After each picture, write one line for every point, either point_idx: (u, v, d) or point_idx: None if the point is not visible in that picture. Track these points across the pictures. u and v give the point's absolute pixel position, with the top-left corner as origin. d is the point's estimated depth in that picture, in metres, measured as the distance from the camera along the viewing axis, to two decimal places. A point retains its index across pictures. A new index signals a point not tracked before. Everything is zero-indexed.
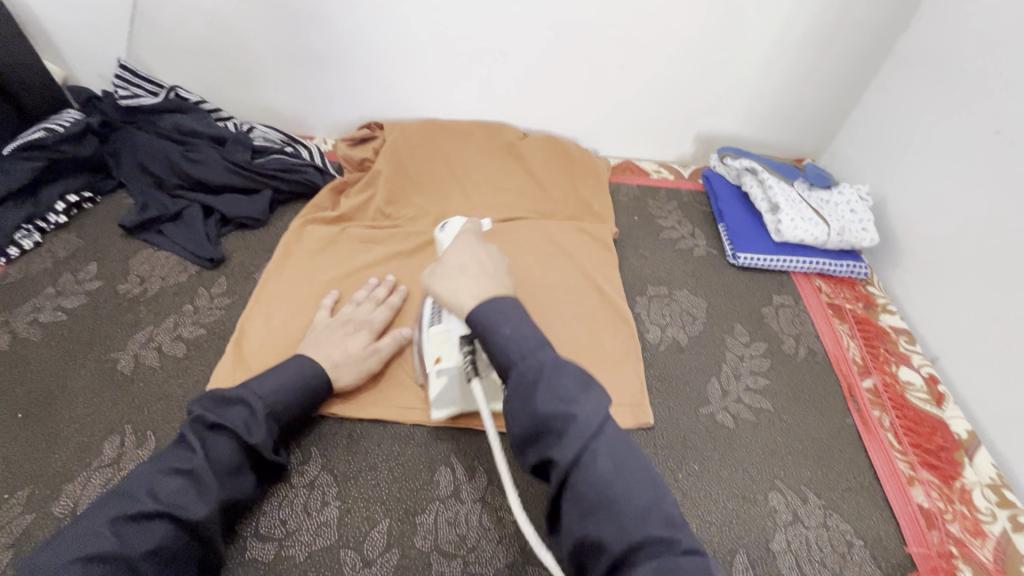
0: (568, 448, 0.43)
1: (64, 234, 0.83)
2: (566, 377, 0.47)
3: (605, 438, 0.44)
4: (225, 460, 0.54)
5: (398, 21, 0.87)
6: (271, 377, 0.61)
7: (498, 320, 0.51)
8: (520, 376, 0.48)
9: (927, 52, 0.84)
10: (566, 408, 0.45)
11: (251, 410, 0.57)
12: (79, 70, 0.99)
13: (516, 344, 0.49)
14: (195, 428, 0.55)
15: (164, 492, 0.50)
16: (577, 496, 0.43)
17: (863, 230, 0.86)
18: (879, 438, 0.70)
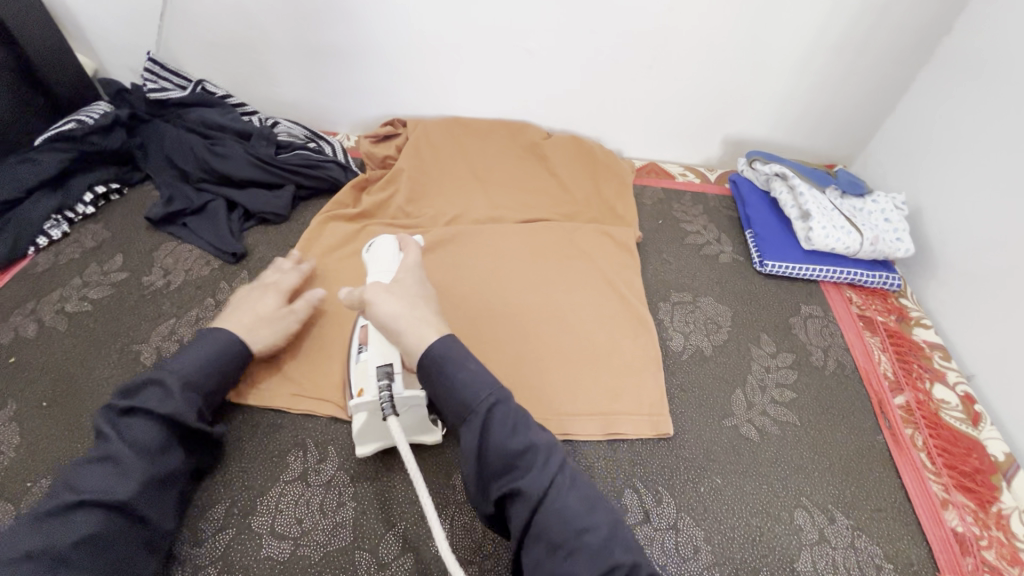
0: (536, 478, 0.49)
1: (91, 225, 0.84)
2: (527, 423, 0.52)
3: (569, 484, 0.50)
4: (147, 441, 0.53)
5: (423, 17, 0.86)
6: (191, 356, 0.59)
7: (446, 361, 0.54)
8: (485, 423, 0.51)
9: (971, 57, 0.81)
10: (523, 443, 0.50)
11: (165, 388, 0.56)
12: (110, 63, 1.00)
13: (484, 383, 0.53)
14: (109, 416, 0.54)
15: (84, 483, 0.49)
16: (542, 533, 0.47)
17: (897, 241, 0.84)
18: (911, 457, 0.68)
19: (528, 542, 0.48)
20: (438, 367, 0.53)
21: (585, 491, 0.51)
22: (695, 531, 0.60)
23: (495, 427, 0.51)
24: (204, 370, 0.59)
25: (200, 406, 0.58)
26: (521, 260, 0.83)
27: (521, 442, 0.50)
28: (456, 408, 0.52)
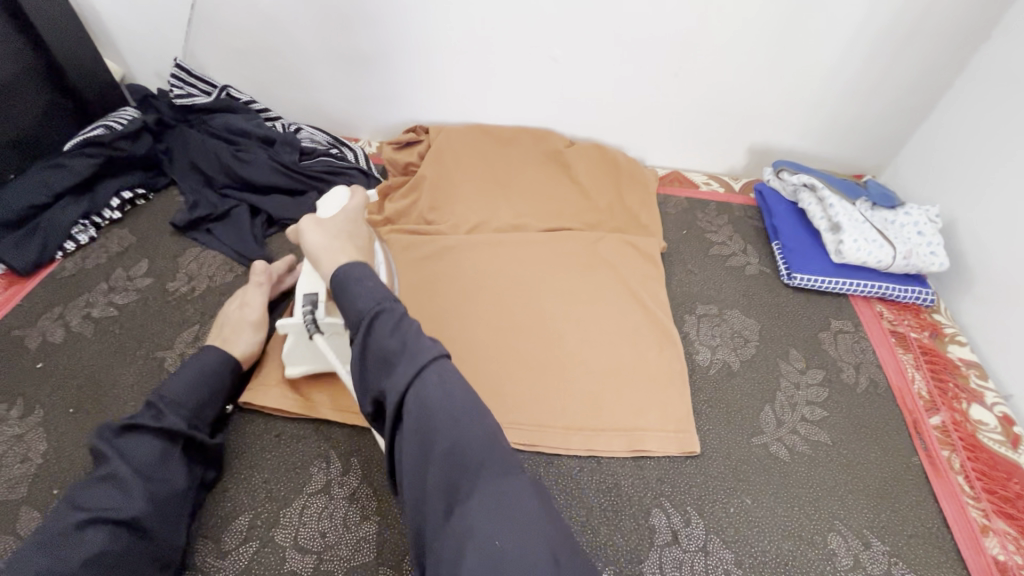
0: (400, 378, 0.44)
1: (118, 230, 0.84)
2: (406, 326, 0.47)
3: (439, 370, 0.45)
4: (147, 457, 0.54)
5: (449, 25, 0.86)
6: (179, 375, 0.60)
7: (350, 280, 0.51)
8: (365, 326, 0.48)
9: (1009, 67, 0.78)
10: (396, 343, 0.46)
11: (158, 407, 0.57)
12: (138, 69, 1.01)
13: (370, 295, 0.49)
14: (101, 438, 0.53)
15: (90, 502, 0.50)
16: (406, 421, 0.44)
17: (932, 254, 0.81)
18: (948, 480, 0.66)
19: (399, 434, 0.44)
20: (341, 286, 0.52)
21: (457, 387, 0.45)
22: (726, 553, 0.58)
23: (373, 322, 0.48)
24: (192, 387, 0.59)
25: (191, 419, 0.58)
26: (545, 272, 0.82)
27: (397, 341, 0.46)
28: (350, 316, 0.50)
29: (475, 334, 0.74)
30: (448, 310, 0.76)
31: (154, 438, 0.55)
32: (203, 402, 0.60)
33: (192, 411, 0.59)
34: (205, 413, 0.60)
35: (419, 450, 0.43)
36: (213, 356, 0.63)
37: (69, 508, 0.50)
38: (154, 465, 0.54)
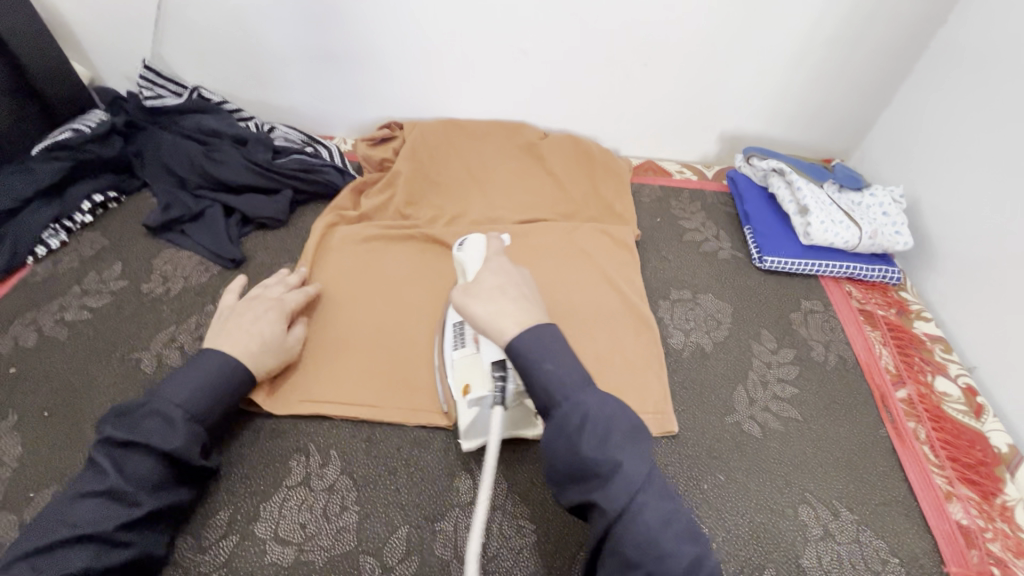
0: (616, 499, 0.45)
1: (89, 233, 0.83)
2: (614, 431, 0.48)
3: (648, 486, 0.46)
4: (143, 476, 0.52)
5: (419, 20, 0.86)
6: (191, 381, 0.57)
7: (539, 356, 0.51)
8: (562, 422, 0.48)
9: (967, 48, 0.80)
10: (609, 456, 0.46)
11: (169, 420, 0.54)
12: (106, 71, 1.00)
13: (557, 381, 0.50)
14: (107, 450, 0.52)
15: (77, 517, 0.49)
16: (617, 550, 0.45)
17: (896, 234, 0.84)
18: (915, 450, 0.68)
19: (606, 552, 0.46)
20: (522, 367, 0.52)
21: (664, 500, 0.47)
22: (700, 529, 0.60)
23: (581, 425, 0.48)
24: (203, 398, 0.57)
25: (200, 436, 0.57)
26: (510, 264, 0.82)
27: (603, 459, 0.46)
28: (539, 399, 0.51)
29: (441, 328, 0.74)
30: (410, 306, 0.76)
31: (147, 455, 0.53)
32: (214, 417, 0.58)
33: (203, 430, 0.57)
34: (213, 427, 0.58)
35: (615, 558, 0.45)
36: (222, 361, 0.60)
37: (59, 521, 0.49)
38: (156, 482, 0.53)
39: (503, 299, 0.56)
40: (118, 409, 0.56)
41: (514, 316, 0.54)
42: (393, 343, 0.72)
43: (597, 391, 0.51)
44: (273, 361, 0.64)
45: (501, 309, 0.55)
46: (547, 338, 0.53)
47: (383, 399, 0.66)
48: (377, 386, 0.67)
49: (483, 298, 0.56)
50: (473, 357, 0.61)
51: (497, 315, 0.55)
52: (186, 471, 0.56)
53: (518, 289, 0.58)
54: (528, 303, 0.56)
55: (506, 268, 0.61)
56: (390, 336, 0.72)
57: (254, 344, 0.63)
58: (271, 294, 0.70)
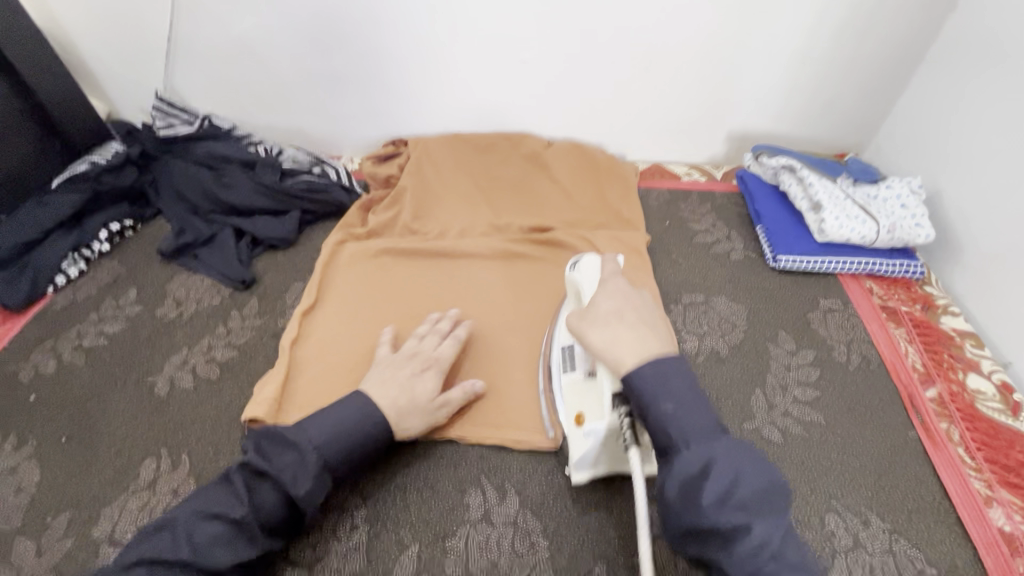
0: (737, 561, 0.42)
1: (107, 261, 0.86)
2: (744, 490, 0.43)
3: (779, 557, 0.42)
4: (270, 512, 0.52)
5: (419, 37, 0.87)
6: (327, 419, 0.56)
7: (657, 393, 0.49)
8: (678, 470, 0.45)
9: (983, 31, 0.77)
10: (736, 521, 0.43)
11: (305, 459, 0.53)
12: (122, 104, 1.04)
13: (680, 429, 0.47)
14: (244, 474, 0.53)
15: (200, 541, 0.49)
16: None
17: (917, 226, 0.80)
18: (948, 452, 0.65)
19: None
20: (641, 406, 0.49)
21: (800, 568, 0.42)
22: None
23: (702, 472, 0.44)
24: (338, 440, 0.55)
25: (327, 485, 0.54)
26: (518, 275, 0.82)
27: (728, 518, 0.43)
28: (659, 441, 0.48)
29: None
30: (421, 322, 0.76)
31: (275, 490, 0.52)
32: (342, 466, 0.55)
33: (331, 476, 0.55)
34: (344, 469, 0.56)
35: None
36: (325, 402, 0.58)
37: (177, 538, 0.49)
38: (277, 520, 0.52)
39: (620, 327, 0.54)
40: (270, 429, 0.56)
41: (635, 346, 0.52)
42: None
43: (729, 442, 0.46)
44: (416, 422, 0.61)
45: (619, 337, 0.53)
46: (673, 371, 0.49)
47: None
48: None
49: (599, 327, 0.54)
50: (586, 385, 0.60)
51: (614, 343, 0.53)
52: (306, 517, 0.54)
53: (636, 313, 0.55)
54: (645, 329, 0.53)
55: (630, 297, 0.58)
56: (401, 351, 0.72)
57: (401, 398, 0.60)
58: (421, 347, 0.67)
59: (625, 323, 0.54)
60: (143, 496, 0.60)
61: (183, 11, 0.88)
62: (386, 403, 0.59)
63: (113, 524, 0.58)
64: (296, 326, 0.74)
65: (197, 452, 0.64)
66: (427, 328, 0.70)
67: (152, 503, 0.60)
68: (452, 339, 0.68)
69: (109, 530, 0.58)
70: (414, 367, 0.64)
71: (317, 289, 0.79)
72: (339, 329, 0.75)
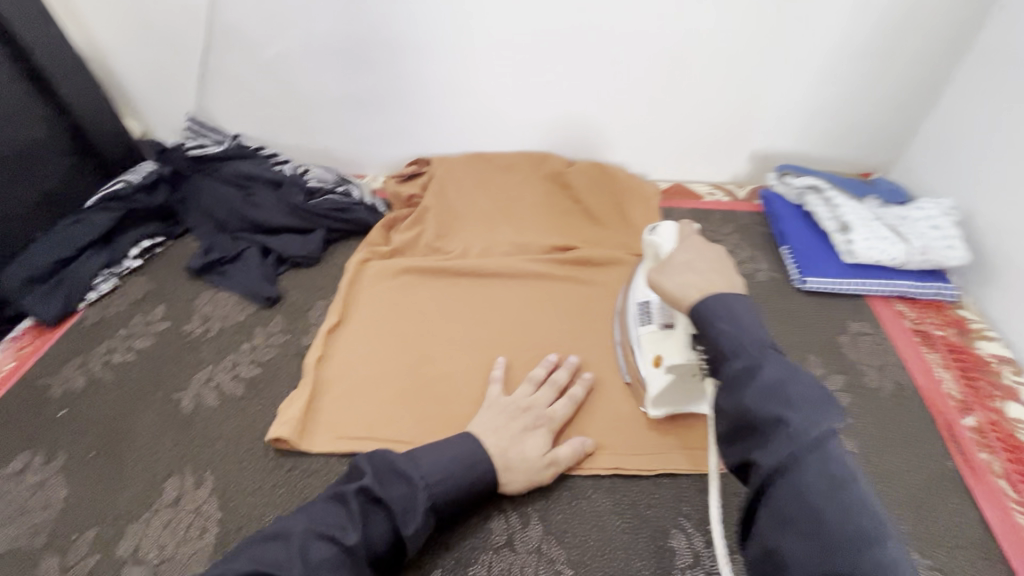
0: (770, 455, 0.40)
1: (137, 277, 0.88)
2: (787, 393, 0.41)
3: (821, 453, 0.39)
4: (377, 542, 0.51)
5: (443, 58, 0.89)
6: (437, 454, 0.56)
7: (717, 316, 0.47)
8: (726, 373, 0.44)
9: (1012, 51, 0.76)
10: (773, 413, 0.41)
11: (416, 492, 0.53)
12: (155, 125, 1.07)
13: (734, 338, 0.46)
14: (361, 499, 0.52)
15: (314, 560, 0.48)
16: (774, 507, 0.39)
17: (949, 248, 0.79)
18: (990, 485, 0.62)
19: (762, 514, 0.40)
20: (697, 319, 0.49)
21: (845, 474, 0.39)
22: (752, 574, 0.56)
23: (745, 374, 0.43)
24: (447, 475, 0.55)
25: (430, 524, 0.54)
26: (542, 295, 0.82)
27: (770, 412, 0.41)
28: (713, 353, 0.47)
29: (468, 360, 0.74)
30: (443, 342, 0.76)
31: (387, 519, 0.52)
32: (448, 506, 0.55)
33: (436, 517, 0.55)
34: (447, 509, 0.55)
35: (773, 526, 0.39)
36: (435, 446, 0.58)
37: (291, 553, 0.48)
38: (381, 552, 0.52)
39: (692, 273, 0.52)
40: (384, 455, 0.57)
41: (701, 285, 0.51)
42: (424, 379, 0.72)
43: (780, 360, 0.44)
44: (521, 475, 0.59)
45: (687, 279, 0.52)
46: (738, 305, 0.48)
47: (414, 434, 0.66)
48: (415, 424, 0.67)
49: (669, 274, 0.54)
50: (664, 334, 0.63)
51: (685, 285, 0.51)
52: (406, 554, 0.54)
53: (706, 261, 0.54)
54: (717, 274, 0.52)
55: (704, 249, 0.56)
56: (425, 370, 0.73)
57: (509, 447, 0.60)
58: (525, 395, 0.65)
59: (700, 269, 0.53)
60: (167, 513, 0.61)
61: (217, 39, 0.91)
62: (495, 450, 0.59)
63: (137, 542, 0.59)
64: (320, 345, 0.74)
65: (221, 470, 0.64)
66: (544, 375, 0.68)
67: (176, 520, 0.60)
68: (567, 398, 0.66)
69: (133, 548, 0.58)
70: (526, 419, 0.63)
71: (342, 309, 0.79)
72: (362, 348, 0.75)
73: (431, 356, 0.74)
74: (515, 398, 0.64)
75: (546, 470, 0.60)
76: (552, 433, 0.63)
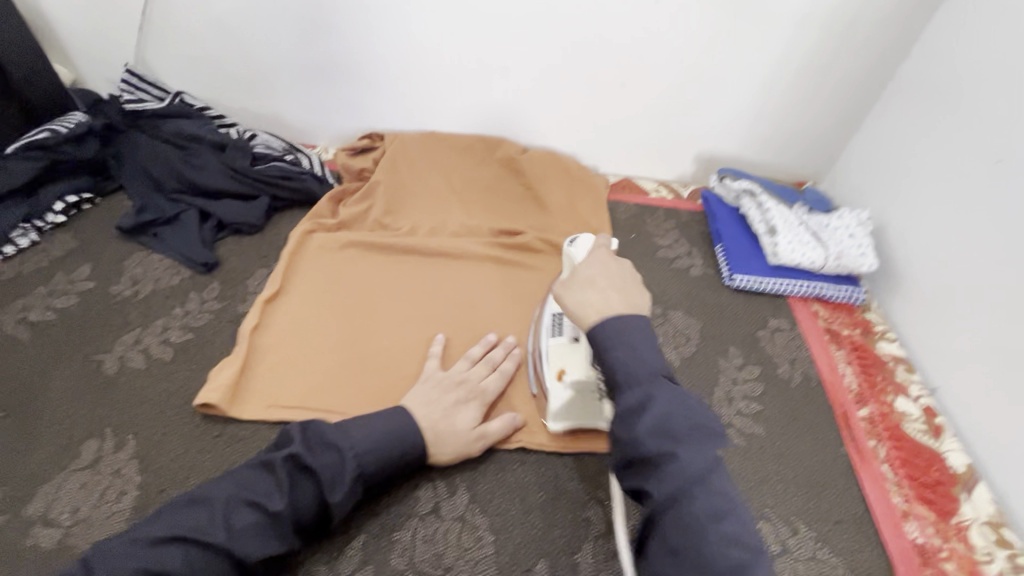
0: (663, 486, 0.44)
1: (61, 233, 0.83)
2: (677, 427, 0.45)
3: (706, 489, 0.43)
4: (304, 509, 0.52)
5: (401, 32, 0.88)
6: (368, 423, 0.57)
7: (613, 341, 0.49)
8: (620, 408, 0.47)
9: (929, 78, 0.83)
10: (666, 449, 0.44)
11: (343, 459, 0.54)
12: (88, 74, 1.01)
13: (635, 365, 0.48)
14: (287, 465, 0.53)
15: (237, 526, 0.49)
16: (664, 538, 0.44)
17: (862, 255, 0.85)
18: (874, 469, 0.69)
19: (653, 538, 0.45)
20: (597, 346, 0.50)
21: (725, 501, 0.44)
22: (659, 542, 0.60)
23: (641, 408, 0.46)
24: (376, 444, 0.56)
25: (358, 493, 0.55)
26: (486, 276, 0.83)
27: (662, 448, 0.44)
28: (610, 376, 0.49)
29: (407, 335, 0.75)
30: (385, 316, 0.77)
31: (314, 487, 0.53)
32: (376, 476, 0.56)
33: (364, 485, 0.56)
34: (373, 477, 0.56)
35: (662, 543, 0.44)
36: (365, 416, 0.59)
37: (213, 517, 0.49)
38: (307, 519, 0.52)
39: (594, 291, 0.53)
40: (312, 423, 0.57)
41: (602, 305, 0.51)
42: (361, 350, 0.73)
43: (670, 388, 0.47)
44: (451, 449, 0.61)
45: (589, 299, 0.52)
46: (638, 329, 0.49)
47: (346, 403, 0.67)
48: (349, 394, 0.68)
49: (573, 291, 0.54)
50: (570, 347, 0.66)
51: (585, 305, 0.52)
52: (333, 521, 0.54)
53: (611, 280, 0.54)
54: (624, 291, 0.53)
55: (608, 263, 0.56)
56: (364, 343, 0.73)
57: (441, 420, 0.62)
58: (458, 371, 0.67)
59: (604, 287, 0.53)
60: (83, 476, 0.59)
61: None
62: (426, 423, 0.61)
63: (48, 503, 0.57)
64: (257, 314, 0.73)
65: (144, 435, 0.63)
66: (480, 350, 0.71)
67: (92, 483, 0.59)
68: (500, 374, 0.69)
69: (43, 509, 0.56)
70: (459, 395, 0.65)
71: (282, 279, 0.78)
72: (302, 318, 0.75)
73: (371, 330, 0.75)
74: (449, 373, 0.67)
75: (474, 443, 0.62)
76: (484, 408, 0.66)
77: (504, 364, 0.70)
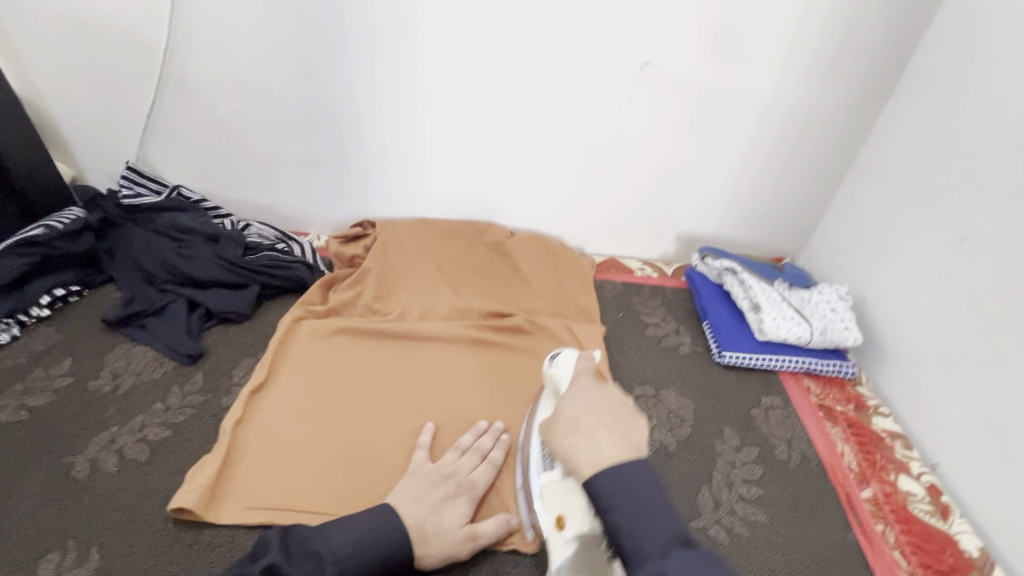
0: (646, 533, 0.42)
1: (44, 328, 0.82)
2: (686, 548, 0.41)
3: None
4: None
5: (392, 134, 0.94)
6: (350, 526, 0.55)
7: (615, 505, 0.43)
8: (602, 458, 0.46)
9: (884, 163, 0.89)
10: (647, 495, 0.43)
11: (324, 565, 0.51)
12: (90, 172, 1.05)
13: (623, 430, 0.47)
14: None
15: None
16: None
17: (845, 329, 0.87)
18: (885, 557, 0.66)
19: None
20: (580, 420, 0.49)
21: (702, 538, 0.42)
22: None
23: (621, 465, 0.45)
24: (359, 547, 0.53)
25: None
26: (475, 360, 0.83)
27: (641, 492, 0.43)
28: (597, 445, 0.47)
29: (396, 423, 0.73)
30: (374, 405, 0.75)
31: None
32: None
33: None
34: None
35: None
36: (347, 520, 0.55)
37: None
38: None
39: (580, 436, 0.48)
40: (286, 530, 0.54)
41: (595, 452, 0.46)
42: (347, 442, 0.70)
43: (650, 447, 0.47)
44: (440, 553, 0.57)
45: (578, 448, 0.47)
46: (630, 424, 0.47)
47: (332, 498, 0.64)
48: (335, 488, 0.65)
49: (559, 434, 0.49)
50: (562, 486, 0.58)
51: (579, 445, 0.47)
52: None
53: (599, 417, 0.49)
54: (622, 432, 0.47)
55: (593, 394, 0.52)
56: (352, 434, 0.71)
57: (429, 519, 0.58)
58: (447, 461, 0.65)
59: (591, 428, 0.48)
60: None
61: (168, 92, 0.92)
62: (412, 522, 0.58)
63: None
64: (241, 407, 0.71)
65: (110, 547, 0.59)
66: (470, 439, 0.69)
67: None
68: (489, 464, 0.67)
69: None
70: (448, 490, 0.62)
71: (269, 369, 0.77)
72: (290, 409, 0.73)
73: (359, 420, 0.73)
74: (439, 464, 0.65)
75: (464, 544, 0.59)
76: (474, 504, 0.63)
77: (495, 450, 0.68)
